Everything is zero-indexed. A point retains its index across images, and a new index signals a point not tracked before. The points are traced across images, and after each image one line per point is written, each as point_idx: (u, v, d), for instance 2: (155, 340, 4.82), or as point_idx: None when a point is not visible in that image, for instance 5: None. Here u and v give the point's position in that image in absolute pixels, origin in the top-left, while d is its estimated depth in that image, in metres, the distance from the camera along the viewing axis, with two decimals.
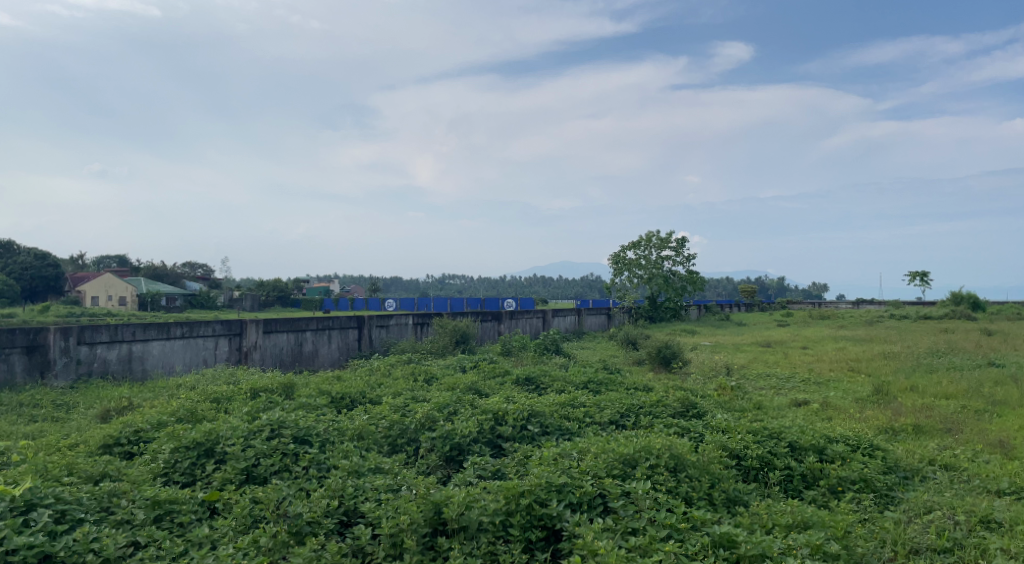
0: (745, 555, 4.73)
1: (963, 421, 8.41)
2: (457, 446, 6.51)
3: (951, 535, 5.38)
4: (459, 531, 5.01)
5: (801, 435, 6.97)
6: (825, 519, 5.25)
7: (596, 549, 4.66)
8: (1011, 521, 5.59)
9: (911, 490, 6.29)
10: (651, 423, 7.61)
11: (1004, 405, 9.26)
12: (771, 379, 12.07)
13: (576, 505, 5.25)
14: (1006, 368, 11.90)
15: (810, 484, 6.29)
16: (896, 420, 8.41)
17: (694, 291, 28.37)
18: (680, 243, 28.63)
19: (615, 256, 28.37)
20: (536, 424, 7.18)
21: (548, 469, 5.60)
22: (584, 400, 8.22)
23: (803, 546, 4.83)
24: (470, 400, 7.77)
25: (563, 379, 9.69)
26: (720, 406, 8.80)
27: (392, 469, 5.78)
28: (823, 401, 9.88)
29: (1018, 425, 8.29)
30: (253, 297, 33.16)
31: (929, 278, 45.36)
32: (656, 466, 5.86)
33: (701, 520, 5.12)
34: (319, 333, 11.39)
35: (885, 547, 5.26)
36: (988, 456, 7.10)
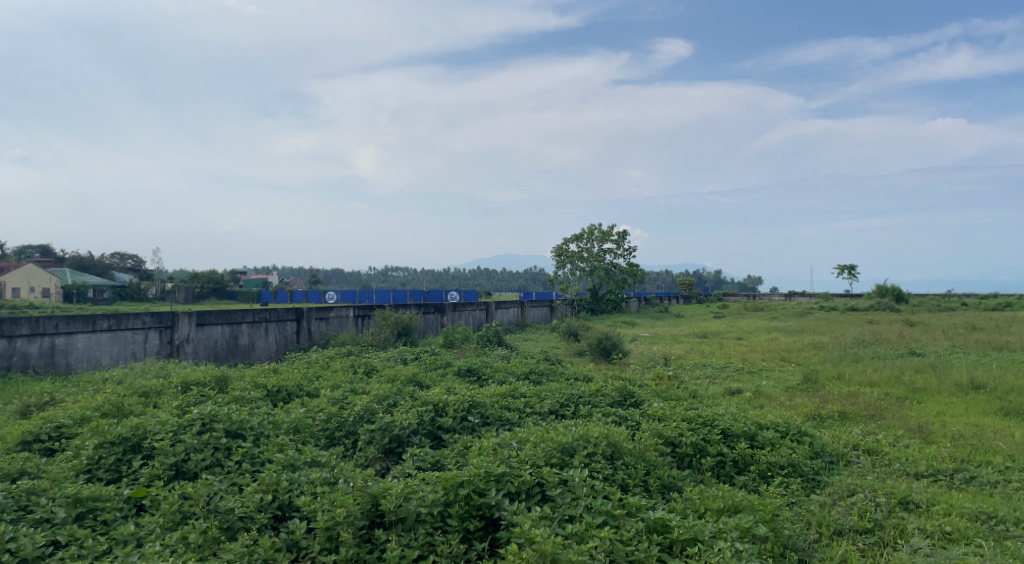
0: (677, 540, 4.84)
1: (885, 407, 8.78)
2: (397, 438, 6.45)
3: (872, 516, 5.61)
4: (397, 523, 4.98)
5: (733, 422, 7.15)
6: (755, 502, 5.41)
7: (533, 536, 4.70)
8: (927, 502, 5.86)
9: (835, 474, 6.53)
10: (589, 412, 7.71)
11: (923, 392, 9.69)
12: (706, 369, 12.36)
13: (515, 494, 5.28)
14: (926, 357, 12.46)
15: (741, 469, 6.47)
16: (823, 408, 8.72)
17: (634, 283, 28.79)
18: (622, 236, 28.99)
19: (558, 249, 28.56)
20: (476, 415, 7.18)
21: (487, 459, 5.60)
22: (524, 390, 8.27)
23: (733, 530, 4.96)
24: (410, 392, 7.73)
25: (504, 370, 9.74)
26: (658, 395, 8.96)
27: (328, 462, 5.70)
28: (755, 390, 10.18)
29: (936, 411, 8.69)
30: (188, 288, 32.08)
31: (857, 271, 47.07)
32: (594, 454, 5.94)
33: (636, 506, 5.20)
34: (255, 325, 11.14)
35: (811, 528, 5.45)
36: (908, 441, 7.42)
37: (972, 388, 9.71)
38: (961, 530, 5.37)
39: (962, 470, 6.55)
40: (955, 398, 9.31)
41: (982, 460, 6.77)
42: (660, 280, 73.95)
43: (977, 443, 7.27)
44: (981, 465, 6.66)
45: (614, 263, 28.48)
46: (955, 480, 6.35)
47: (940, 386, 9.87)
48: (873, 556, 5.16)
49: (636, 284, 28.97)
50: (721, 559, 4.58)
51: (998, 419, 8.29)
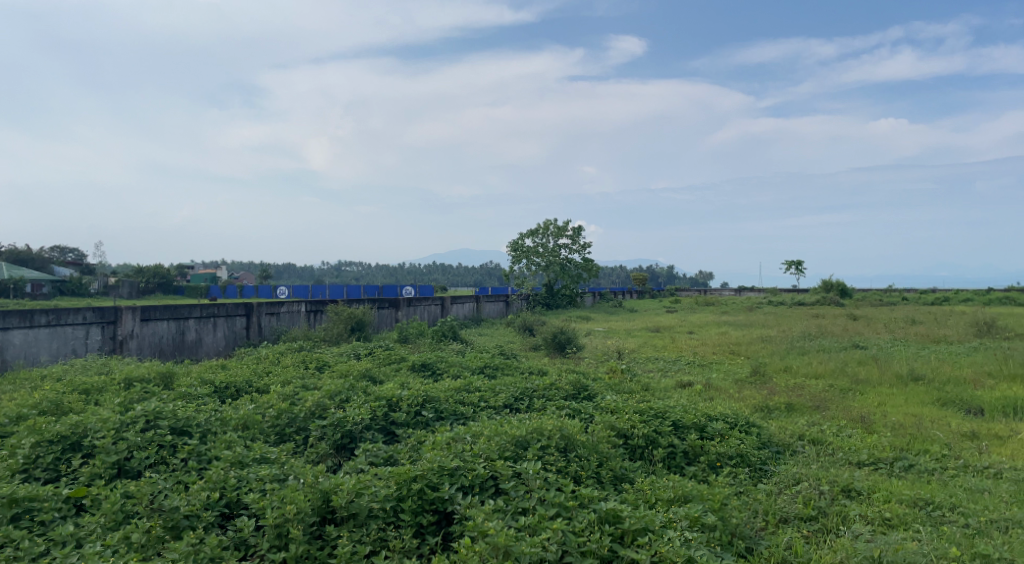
0: (629, 530, 4.88)
1: (830, 399, 9.02)
2: (349, 434, 6.39)
3: (816, 504, 5.76)
4: (349, 519, 4.93)
5: (684, 414, 7.26)
6: (704, 491, 5.50)
7: (486, 529, 4.70)
8: (868, 489, 6.04)
9: (782, 464, 6.69)
10: (544, 405, 7.74)
11: (866, 383, 9.98)
12: (659, 362, 12.53)
13: (468, 488, 5.27)
14: (869, 350, 12.84)
15: (691, 460, 6.58)
16: (771, 399, 8.92)
17: (588, 278, 29.00)
18: (577, 231, 29.18)
19: (513, 244, 28.62)
20: (430, 409, 7.15)
21: (441, 453, 5.59)
22: (479, 384, 8.27)
23: (683, 519, 5.04)
24: (363, 387, 7.66)
25: (459, 364, 9.71)
26: (611, 388, 9.05)
27: (278, 459, 5.61)
28: (706, 382, 10.36)
29: (877, 402, 8.96)
30: (132, 283, 31.16)
31: (804, 267, 48.24)
32: (547, 447, 5.97)
33: (589, 497, 5.24)
34: (203, 321, 10.90)
35: (758, 516, 5.58)
36: (851, 431, 7.63)
37: (911, 380, 10.04)
38: (900, 516, 5.54)
39: (902, 458, 6.76)
40: (895, 389, 9.61)
41: (920, 448, 7.01)
42: (614, 275, 74.61)
43: (915, 432, 7.52)
44: (920, 453, 6.89)
45: (569, 258, 28.67)
46: (895, 468, 6.55)
47: (881, 377, 10.18)
48: (817, 542, 5.29)
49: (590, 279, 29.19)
50: (671, 548, 4.64)
51: (935, 409, 8.59)
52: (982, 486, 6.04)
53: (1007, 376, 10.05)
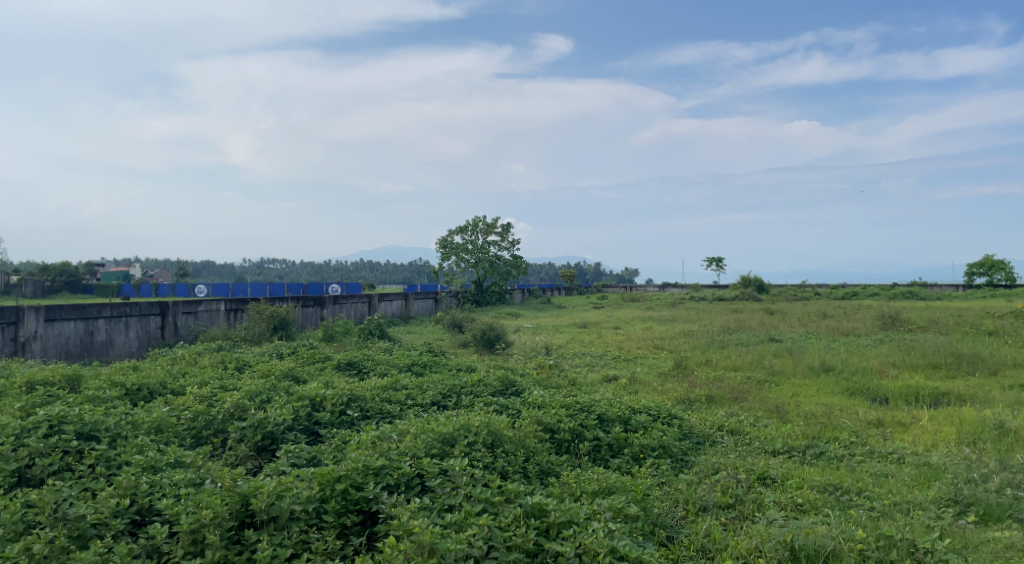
0: (554, 523, 4.92)
1: (747, 390, 9.33)
2: (270, 435, 6.23)
3: (733, 492, 5.94)
4: (269, 522, 4.81)
5: (609, 408, 7.38)
6: (627, 483, 5.61)
7: (411, 527, 4.66)
8: (783, 477, 6.26)
9: (702, 454, 6.88)
10: (471, 402, 7.73)
11: (780, 375, 10.36)
12: (586, 357, 12.69)
13: (394, 487, 5.21)
14: (783, 343, 13.34)
15: (615, 452, 6.70)
16: (692, 391, 9.17)
17: (517, 275, 29.13)
18: (506, 228, 29.27)
19: (442, 240, 28.47)
20: (356, 409, 7.05)
21: (366, 453, 5.51)
22: (406, 382, 8.18)
23: (607, 511, 5.12)
24: (286, 387, 7.48)
25: (385, 362, 9.60)
26: (538, 383, 9.12)
27: (194, 462, 5.42)
28: (631, 376, 10.55)
29: (791, 392, 9.32)
30: (37, 281, 29.57)
31: (724, 263, 49.69)
32: (474, 443, 5.96)
33: (515, 492, 5.26)
34: (114, 321, 10.44)
35: (678, 506, 5.73)
36: (767, 421, 7.90)
37: (823, 371, 10.48)
38: (811, 501, 5.77)
39: (813, 446, 7.05)
40: (808, 380, 10.01)
41: (830, 436, 7.32)
42: (541, 273, 75.19)
43: (826, 421, 7.85)
44: (830, 441, 7.20)
45: (498, 255, 28.75)
46: (808, 456, 6.82)
47: (795, 369, 10.59)
48: (734, 528, 5.45)
49: (519, 275, 29.34)
50: (595, 539, 4.70)
51: (845, 399, 8.99)
52: (886, 471, 6.35)
53: (909, 366, 10.60)
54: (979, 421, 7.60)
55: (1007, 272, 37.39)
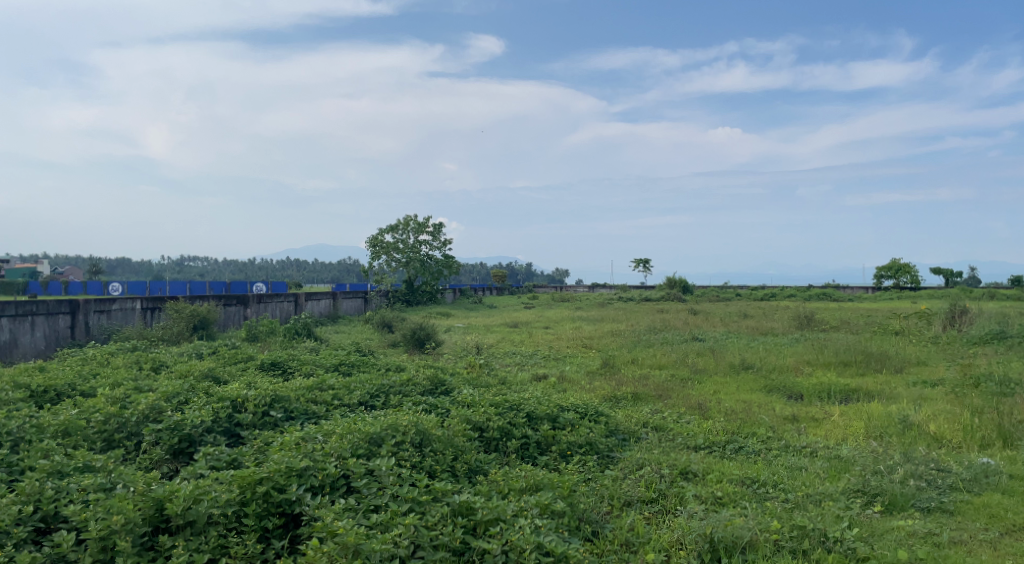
0: (481, 521, 4.91)
1: (671, 388, 9.54)
2: (188, 437, 6.02)
3: (656, 487, 6.07)
4: (185, 527, 4.65)
5: (537, 405, 7.43)
6: (554, 480, 5.66)
7: (335, 529, 4.57)
8: (704, 471, 6.43)
9: (627, 450, 6.99)
10: (400, 402, 7.65)
11: (703, 373, 10.65)
12: (515, 356, 12.74)
13: (318, 488, 5.11)
14: (706, 342, 13.71)
15: (543, 450, 6.75)
16: (619, 389, 9.31)
17: (448, 275, 29.03)
18: (438, 227, 29.08)
19: (372, 239, 28.09)
20: (279, 410, 6.88)
21: (289, 454, 5.38)
22: (332, 382, 8.03)
23: (534, 507, 5.15)
24: (205, 388, 7.24)
25: (311, 362, 9.41)
26: (468, 382, 9.10)
27: (105, 466, 5.20)
28: (560, 375, 10.64)
29: (713, 389, 9.58)
30: None
31: (651, 265, 50.71)
32: (402, 443, 5.90)
33: (442, 490, 5.23)
34: (18, 320, 9.92)
35: (604, 501, 5.81)
36: (689, 417, 8.09)
37: (743, 369, 10.81)
38: (729, 494, 5.94)
39: (733, 441, 7.26)
40: (729, 377, 10.31)
41: (748, 431, 7.55)
42: (472, 273, 75.16)
43: (745, 417, 8.10)
44: (749, 436, 7.43)
45: (429, 255, 28.58)
46: (728, 450, 7.02)
47: (717, 367, 10.88)
48: (657, 522, 5.56)
49: (449, 275, 29.23)
50: (521, 536, 4.72)
51: (763, 395, 9.31)
52: (800, 464, 6.60)
53: (823, 364, 11.05)
54: (886, 416, 7.99)
55: (910, 275, 39.61)
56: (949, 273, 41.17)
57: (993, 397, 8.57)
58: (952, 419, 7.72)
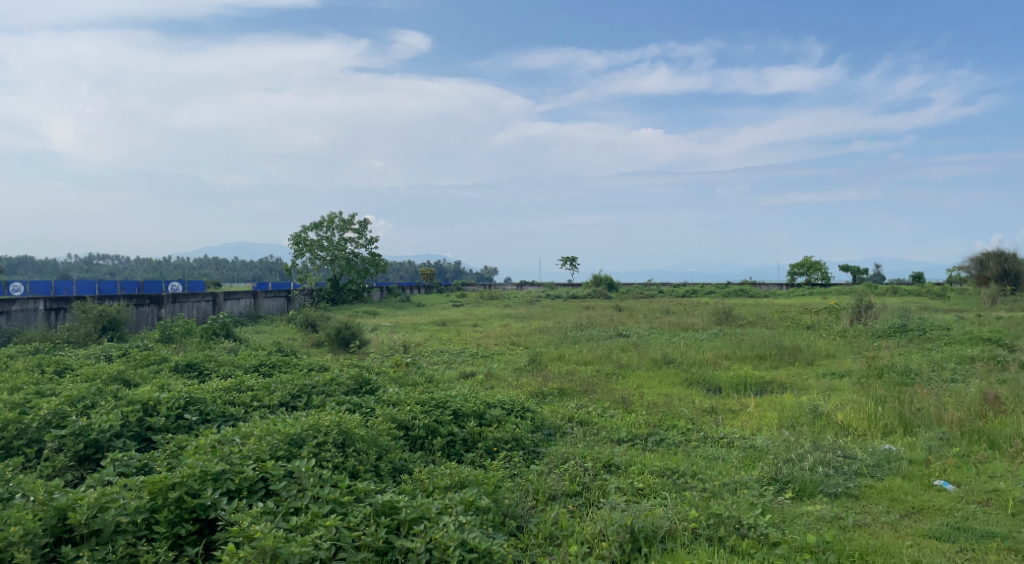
0: (405, 520, 4.86)
1: (596, 382, 9.69)
2: (94, 443, 5.74)
3: (580, 480, 6.14)
4: (91, 537, 4.45)
5: (463, 403, 7.41)
6: (479, 476, 5.65)
7: (252, 533, 4.44)
8: (626, 464, 6.54)
9: (552, 445, 7.05)
10: (322, 402, 7.50)
11: (627, 367, 10.85)
12: (443, 354, 12.68)
13: (234, 492, 4.95)
14: (631, 338, 13.98)
15: (469, 447, 6.74)
16: (545, 385, 9.38)
17: (374, 273, 28.68)
18: (364, 225, 28.68)
19: (296, 236, 27.45)
20: (194, 412, 6.64)
21: (204, 457, 5.19)
22: (251, 383, 7.81)
23: (458, 504, 5.13)
24: (113, 391, 6.92)
25: (229, 363, 9.12)
26: (393, 381, 8.99)
27: (2, 476, 4.91)
28: (487, 372, 10.65)
29: (636, 384, 9.76)
30: None
31: (577, 262, 51.28)
32: (324, 443, 5.78)
33: (364, 491, 5.14)
34: None
35: (529, 495, 5.84)
36: (613, 411, 8.23)
37: (665, 363, 11.06)
38: (650, 486, 6.06)
39: (654, 434, 7.42)
40: (652, 372, 10.54)
41: (669, 424, 7.73)
42: (399, 271, 74.46)
43: (667, 410, 8.29)
44: (670, 428, 7.61)
45: (355, 253, 28.15)
46: (649, 443, 7.17)
47: (640, 362, 11.10)
48: (580, 515, 5.61)
49: (375, 273, 28.87)
50: (445, 533, 4.69)
51: (684, 388, 9.55)
52: (718, 454, 6.80)
53: (741, 358, 11.42)
54: (798, 406, 8.32)
55: (822, 272, 41.18)
56: (857, 269, 43.12)
57: (895, 387, 9.03)
58: (858, 408, 8.09)
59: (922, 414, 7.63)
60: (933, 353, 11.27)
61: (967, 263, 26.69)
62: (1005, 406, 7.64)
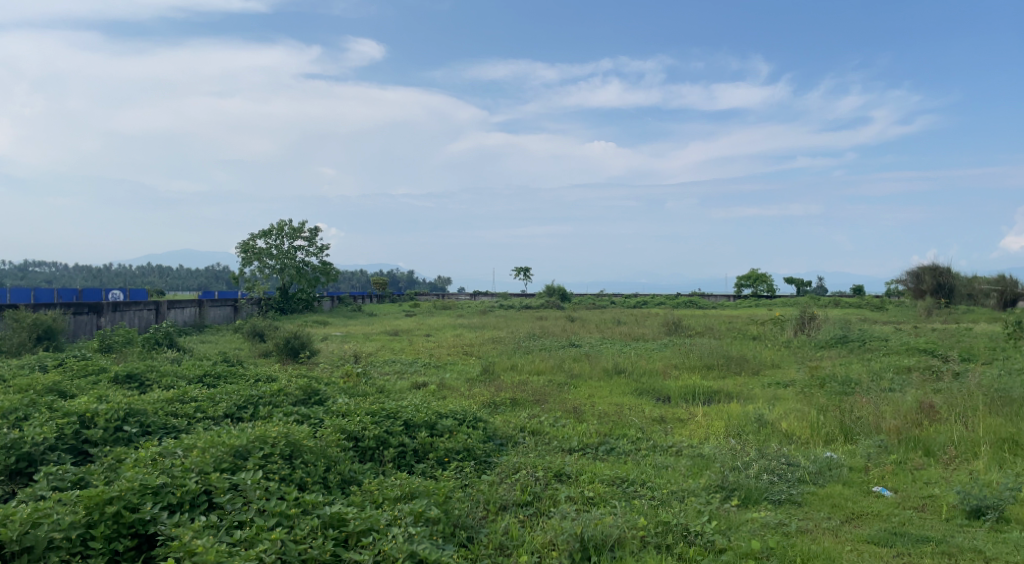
0: (353, 532, 4.79)
1: (548, 392, 9.73)
2: (27, 456, 5.53)
3: (531, 490, 6.14)
4: (22, 554, 4.28)
5: (415, 413, 7.36)
6: (430, 487, 5.62)
7: (193, 548, 4.33)
8: (577, 473, 6.58)
9: (504, 455, 7.05)
10: (269, 413, 7.36)
11: (579, 377, 10.92)
12: (394, 364, 12.59)
13: (175, 506, 4.81)
14: (582, 348, 14.08)
15: (420, 458, 6.69)
16: (498, 395, 9.37)
17: (325, 282, 28.31)
18: (314, 233, 28.29)
19: (244, 244, 26.95)
20: (134, 424, 6.43)
21: (144, 471, 5.03)
22: (195, 394, 7.62)
23: (408, 515, 5.09)
24: (48, 403, 6.67)
25: (172, 374, 8.87)
26: (343, 392, 8.87)
27: None
28: (439, 382, 10.59)
29: (587, 394, 9.82)
30: None
31: (530, 272, 51.48)
32: (271, 455, 5.66)
33: (312, 503, 5.06)
34: None
35: (479, 506, 5.82)
36: (564, 421, 8.26)
37: (616, 373, 11.17)
38: (600, 494, 6.10)
39: (605, 443, 7.48)
40: (603, 382, 10.61)
41: (620, 433, 7.80)
42: (351, 280, 73.64)
43: (617, 419, 8.36)
44: (620, 437, 7.68)
45: (305, 261, 27.75)
46: (600, 452, 7.22)
47: (592, 372, 11.19)
48: (530, 525, 5.61)
49: (326, 282, 28.51)
50: (394, 545, 4.63)
51: (634, 398, 9.65)
52: (667, 462, 6.89)
53: (689, 368, 11.59)
54: (744, 415, 8.50)
55: (768, 283, 42.15)
56: (800, 282, 44.32)
57: (837, 396, 9.29)
58: (801, 417, 8.29)
59: (862, 422, 7.85)
60: (872, 363, 11.63)
61: (905, 276, 27.58)
62: (940, 415, 7.92)
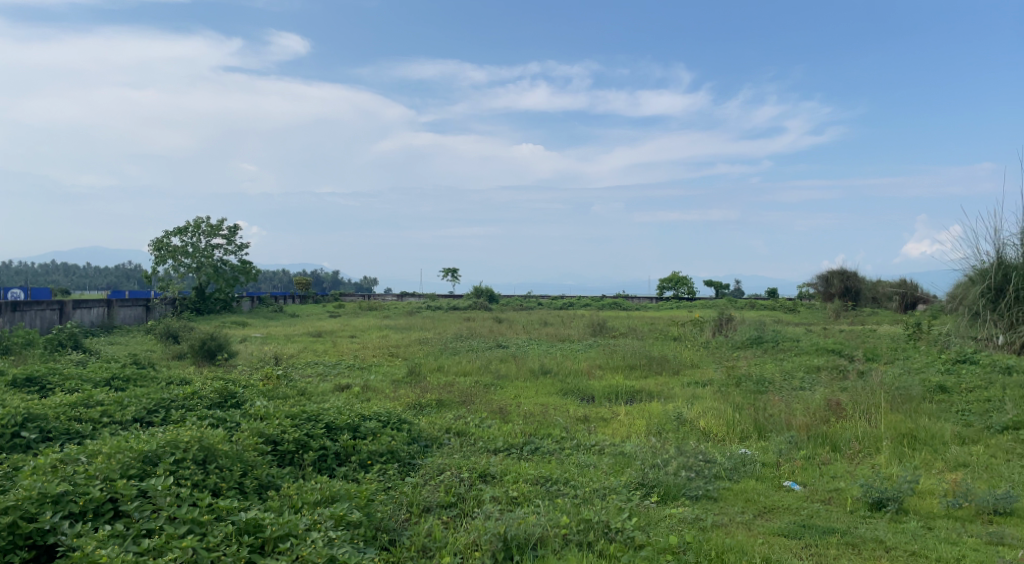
0: (270, 538, 4.66)
1: (474, 393, 9.71)
2: None
3: (455, 491, 6.12)
4: None
5: (337, 415, 7.23)
6: (352, 490, 5.53)
7: (96, 558, 4.13)
8: (501, 473, 6.59)
9: (428, 456, 6.99)
10: (183, 416, 7.10)
11: (505, 378, 10.94)
12: (317, 366, 12.34)
13: (78, 515, 4.58)
14: (509, 348, 14.15)
15: (342, 461, 6.57)
16: (423, 397, 9.30)
17: (244, 282, 27.53)
18: (233, 231, 27.47)
19: (157, 242, 25.93)
20: (33, 429, 6.09)
21: (43, 479, 4.78)
22: (102, 397, 7.27)
23: (328, 519, 5.00)
24: None
25: (77, 377, 8.44)
26: (263, 394, 8.64)
27: None
28: (363, 384, 10.43)
29: (513, 394, 9.85)
30: None
31: (458, 273, 51.39)
32: (182, 460, 5.46)
33: (227, 509, 4.90)
34: None
35: (403, 508, 5.76)
36: (490, 421, 8.27)
37: (541, 373, 11.25)
38: (523, 494, 6.13)
39: (529, 443, 7.52)
40: (528, 382, 10.66)
41: (544, 433, 7.87)
42: (273, 280, 71.87)
43: (542, 419, 8.42)
44: (544, 437, 7.73)
45: (223, 260, 26.90)
46: (524, 451, 7.26)
47: (518, 372, 11.24)
48: (454, 526, 5.58)
49: (245, 282, 27.72)
50: (313, 549, 4.53)
51: (559, 398, 9.76)
52: (589, 461, 6.97)
53: (613, 368, 11.80)
54: (664, 414, 8.70)
55: (688, 286, 43.30)
56: (720, 285, 45.66)
57: (751, 394, 9.62)
58: (718, 415, 8.53)
59: (774, 419, 8.14)
60: (785, 362, 12.11)
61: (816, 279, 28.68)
62: (845, 412, 8.30)
